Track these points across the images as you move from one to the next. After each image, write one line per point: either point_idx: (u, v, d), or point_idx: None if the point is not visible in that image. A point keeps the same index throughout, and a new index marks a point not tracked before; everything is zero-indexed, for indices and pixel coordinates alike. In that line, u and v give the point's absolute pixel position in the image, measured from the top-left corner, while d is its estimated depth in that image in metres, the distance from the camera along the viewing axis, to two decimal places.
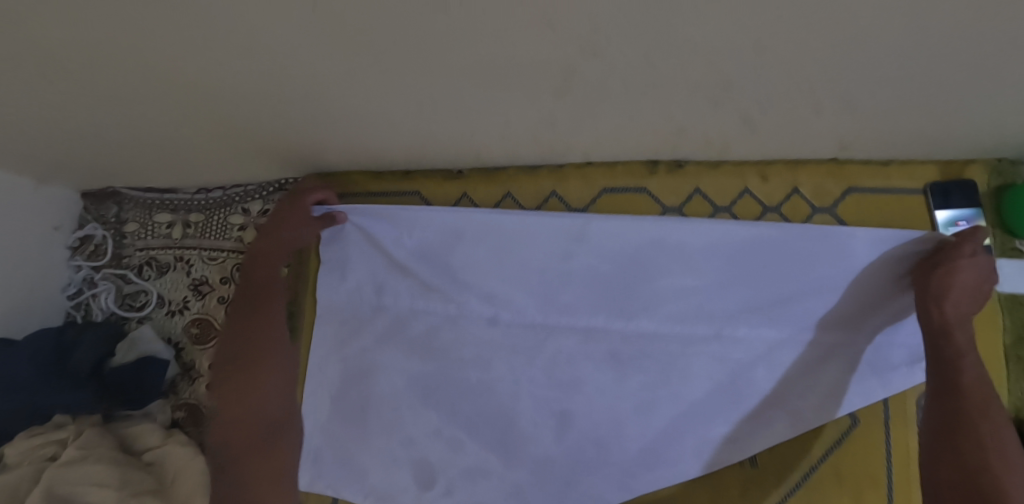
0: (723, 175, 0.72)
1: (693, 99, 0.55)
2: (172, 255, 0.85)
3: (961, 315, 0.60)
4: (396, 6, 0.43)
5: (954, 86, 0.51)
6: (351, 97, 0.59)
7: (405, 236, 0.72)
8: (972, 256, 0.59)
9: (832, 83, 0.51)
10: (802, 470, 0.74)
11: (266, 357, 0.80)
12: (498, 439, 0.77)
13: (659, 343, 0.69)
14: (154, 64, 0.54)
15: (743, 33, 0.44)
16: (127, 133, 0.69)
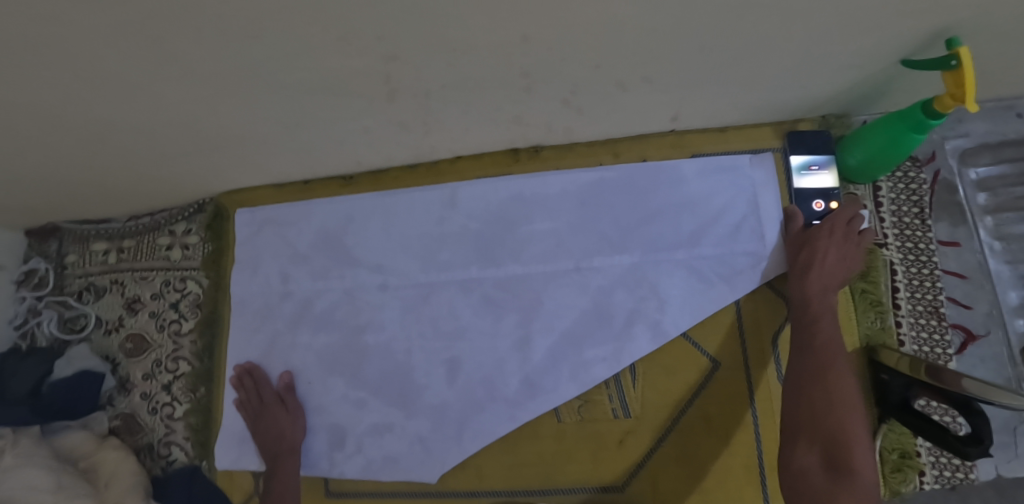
0: (579, 157, 0.73)
1: (510, 87, 0.58)
2: (107, 279, 0.87)
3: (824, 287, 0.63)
4: (193, 29, 0.46)
5: (743, 40, 0.52)
6: (214, 120, 0.62)
7: (303, 226, 0.78)
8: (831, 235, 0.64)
9: (627, 51, 0.53)
10: (671, 414, 0.66)
11: (265, 411, 0.72)
12: (398, 392, 0.71)
13: (527, 280, 0.71)
14: (23, 108, 0.57)
15: (513, 13, 0.46)
16: (39, 177, 0.72)
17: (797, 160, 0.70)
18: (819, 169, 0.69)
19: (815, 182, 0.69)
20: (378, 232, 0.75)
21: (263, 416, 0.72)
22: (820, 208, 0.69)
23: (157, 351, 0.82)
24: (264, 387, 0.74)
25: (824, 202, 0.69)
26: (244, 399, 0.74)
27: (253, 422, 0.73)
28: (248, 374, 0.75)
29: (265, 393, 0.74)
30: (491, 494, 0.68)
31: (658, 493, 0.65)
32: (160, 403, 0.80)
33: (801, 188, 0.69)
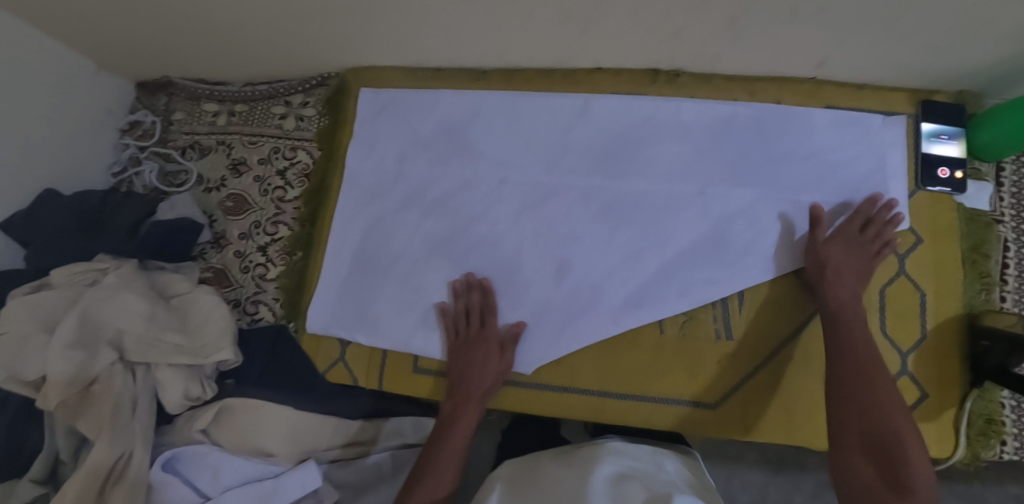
0: (715, 91, 0.74)
1: None
2: (215, 139, 0.88)
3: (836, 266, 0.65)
4: None
5: None
6: None
7: (428, 113, 0.79)
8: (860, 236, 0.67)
9: None
10: (771, 345, 0.67)
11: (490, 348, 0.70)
12: (503, 282, 0.72)
13: (649, 197, 0.72)
14: None
15: None
16: (184, 20, 0.73)
17: (927, 127, 0.71)
18: (948, 139, 0.71)
19: (943, 150, 0.71)
20: (503, 129, 0.76)
21: (479, 353, 0.69)
22: (944, 176, 0.70)
23: (256, 214, 0.83)
24: (490, 317, 0.71)
25: (949, 171, 0.70)
26: (452, 326, 0.72)
27: (463, 354, 0.70)
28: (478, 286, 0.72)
29: (490, 328, 0.71)
30: (583, 394, 0.70)
31: (749, 418, 0.67)
32: (254, 263, 0.81)
33: (929, 154, 0.71)
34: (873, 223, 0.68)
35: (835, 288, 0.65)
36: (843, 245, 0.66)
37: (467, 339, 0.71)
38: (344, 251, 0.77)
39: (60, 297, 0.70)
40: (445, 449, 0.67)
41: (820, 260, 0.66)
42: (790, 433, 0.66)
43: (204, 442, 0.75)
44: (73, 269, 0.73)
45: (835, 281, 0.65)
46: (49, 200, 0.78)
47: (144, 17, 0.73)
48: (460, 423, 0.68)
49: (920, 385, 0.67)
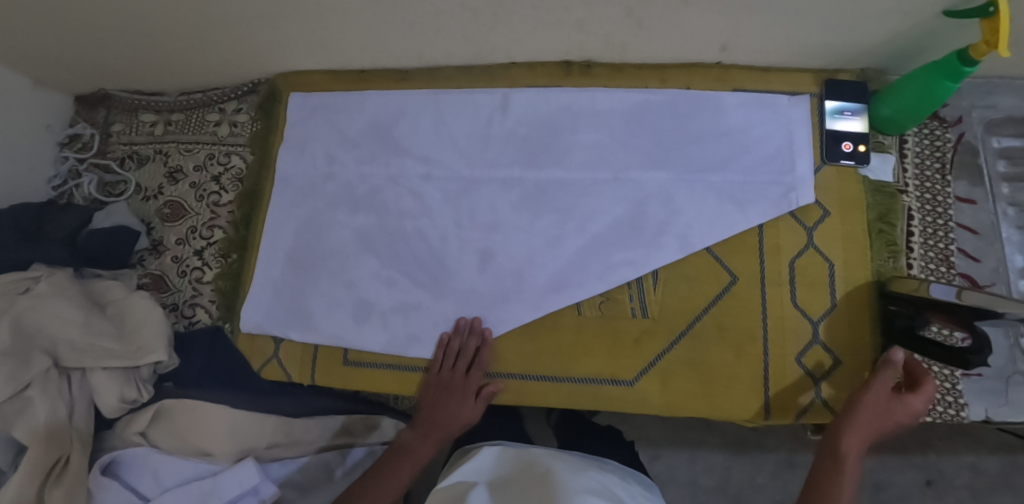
0: (627, 80, 0.77)
1: None
2: (153, 149, 0.89)
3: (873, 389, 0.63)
4: None
5: None
6: None
7: (356, 114, 0.81)
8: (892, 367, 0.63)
9: None
10: (687, 320, 0.69)
11: (463, 396, 0.71)
12: (429, 274, 0.74)
13: (565, 185, 0.74)
14: None
15: None
16: (109, 32, 0.75)
17: (831, 105, 0.74)
18: (851, 116, 0.73)
19: (847, 126, 0.73)
20: (427, 126, 0.78)
21: (454, 399, 0.71)
22: (849, 150, 0.72)
23: (193, 219, 0.84)
24: (474, 367, 0.71)
25: (853, 145, 0.73)
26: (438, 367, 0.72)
27: (438, 395, 0.72)
28: (478, 332, 0.71)
29: (472, 374, 0.71)
30: (509, 377, 0.71)
31: (668, 395, 0.68)
32: (190, 267, 0.83)
33: (834, 130, 0.73)
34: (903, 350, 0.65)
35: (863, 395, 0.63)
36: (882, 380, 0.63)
37: (446, 380, 0.71)
38: (279, 251, 0.79)
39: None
40: (394, 483, 0.71)
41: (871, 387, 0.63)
42: (707, 407, 0.68)
43: (143, 445, 0.76)
44: (9, 278, 0.74)
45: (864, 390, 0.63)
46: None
47: (70, 31, 0.75)
48: (412, 455, 0.72)
49: (832, 353, 0.69)
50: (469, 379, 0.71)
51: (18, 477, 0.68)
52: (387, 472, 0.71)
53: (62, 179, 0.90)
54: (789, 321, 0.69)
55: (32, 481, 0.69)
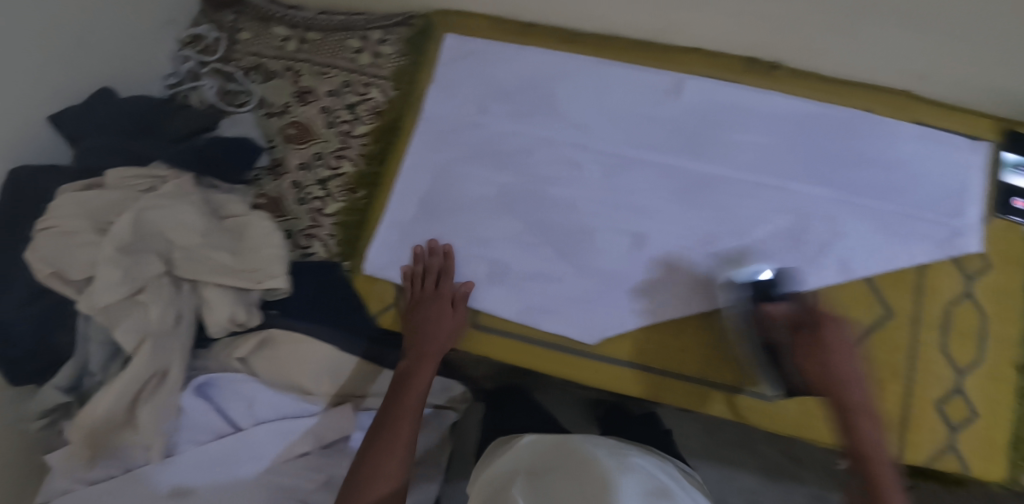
0: (802, 89, 0.72)
1: None
2: (282, 64, 0.84)
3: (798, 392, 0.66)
4: None
5: None
6: None
7: (513, 67, 0.76)
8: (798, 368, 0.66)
9: None
10: (837, 346, 0.68)
11: (438, 315, 0.69)
12: (573, 249, 0.70)
13: (728, 183, 0.71)
14: None
15: None
16: None
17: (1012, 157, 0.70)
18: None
19: None
20: (590, 94, 0.74)
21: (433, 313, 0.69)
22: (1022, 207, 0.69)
23: (319, 145, 0.80)
24: (445, 281, 0.71)
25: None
26: (420, 291, 0.71)
27: (422, 319, 0.69)
28: (441, 252, 0.72)
29: (443, 287, 0.70)
30: (646, 371, 0.68)
31: (801, 416, 0.67)
32: (311, 196, 0.78)
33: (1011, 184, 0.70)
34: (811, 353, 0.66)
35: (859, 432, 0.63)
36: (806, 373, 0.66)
37: (420, 301, 0.70)
38: (413, 196, 0.75)
39: (116, 199, 0.66)
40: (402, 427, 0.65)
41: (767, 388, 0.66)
42: (832, 434, 0.67)
43: (241, 371, 0.73)
44: (131, 172, 0.69)
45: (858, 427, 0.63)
46: (107, 101, 0.75)
47: None
48: (412, 388, 0.67)
49: (972, 405, 0.67)
50: (440, 291, 0.70)
51: (116, 382, 0.64)
52: (396, 418, 0.65)
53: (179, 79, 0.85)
54: (936, 365, 0.67)
55: (130, 389, 0.65)
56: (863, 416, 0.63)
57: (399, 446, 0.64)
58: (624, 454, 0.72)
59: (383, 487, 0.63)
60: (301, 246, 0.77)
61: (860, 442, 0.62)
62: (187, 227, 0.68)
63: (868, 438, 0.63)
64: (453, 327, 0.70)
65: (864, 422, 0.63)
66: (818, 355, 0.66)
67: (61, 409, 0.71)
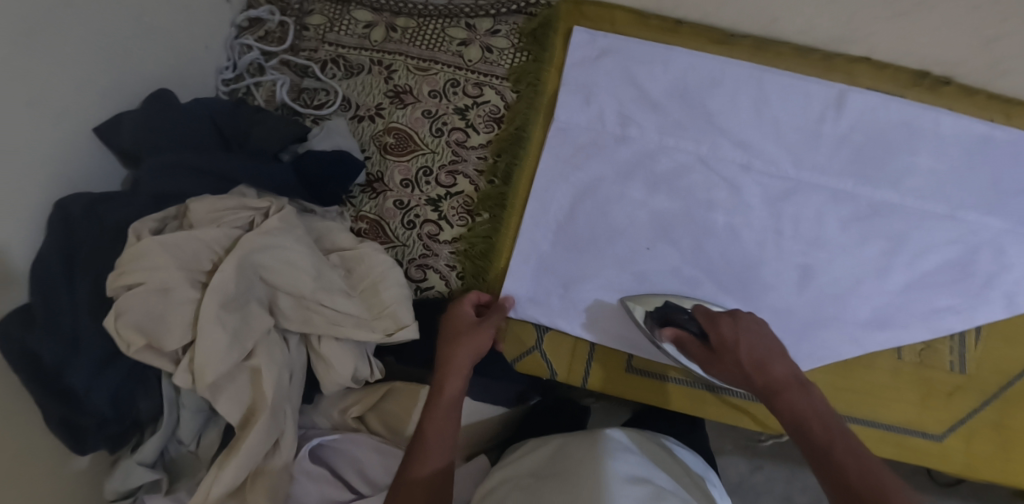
0: (973, 107, 0.65)
1: None
2: (368, 57, 0.71)
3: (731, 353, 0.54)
4: None
5: None
6: None
7: (661, 72, 0.67)
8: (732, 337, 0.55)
9: None
10: (1001, 382, 0.64)
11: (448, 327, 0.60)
12: (740, 283, 0.65)
13: (900, 211, 0.65)
14: None
15: None
16: None
17: None
18: None
19: None
20: (747, 106, 0.66)
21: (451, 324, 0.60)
22: None
23: (426, 157, 0.68)
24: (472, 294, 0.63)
25: None
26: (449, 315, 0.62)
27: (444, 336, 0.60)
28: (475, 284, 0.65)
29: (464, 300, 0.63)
30: None
31: (971, 457, 0.64)
32: (421, 218, 0.68)
33: None
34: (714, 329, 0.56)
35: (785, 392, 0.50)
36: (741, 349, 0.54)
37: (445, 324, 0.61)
38: (551, 221, 0.67)
39: (209, 241, 0.53)
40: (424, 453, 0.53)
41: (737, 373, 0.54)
42: (1005, 474, 0.64)
43: (360, 430, 0.64)
44: (223, 203, 0.56)
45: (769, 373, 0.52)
46: (171, 111, 0.62)
47: None
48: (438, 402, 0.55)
49: None
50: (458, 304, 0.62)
51: (231, 463, 0.53)
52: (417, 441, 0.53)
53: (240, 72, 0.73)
54: None
55: (243, 472, 0.54)
56: (796, 392, 0.50)
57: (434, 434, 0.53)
58: (619, 449, 0.57)
59: (433, 467, 0.52)
60: (417, 278, 0.67)
61: (795, 417, 0.48)
62: (298, 270, 0.56)
63: (820, 423, 0.47)
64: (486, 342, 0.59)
65: (799, 399, 0.49)
66: (740, 340, 0.54)
67: (147, 483, 0.59)
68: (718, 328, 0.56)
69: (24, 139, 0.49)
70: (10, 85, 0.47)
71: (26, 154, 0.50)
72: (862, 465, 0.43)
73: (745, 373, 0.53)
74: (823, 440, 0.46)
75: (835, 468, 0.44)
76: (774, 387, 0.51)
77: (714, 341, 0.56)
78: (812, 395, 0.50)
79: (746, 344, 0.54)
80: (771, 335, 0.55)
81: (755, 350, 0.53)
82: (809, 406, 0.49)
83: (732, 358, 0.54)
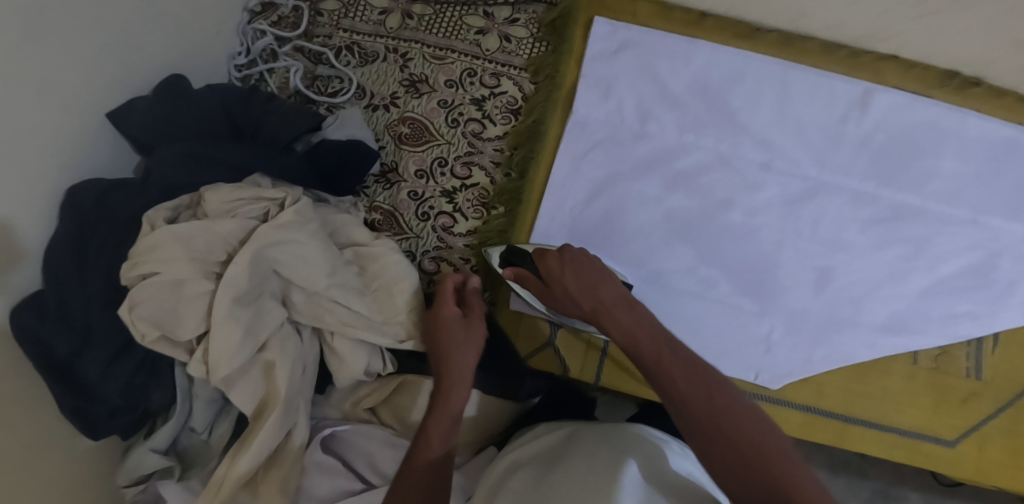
0: (1001, 110, 0.64)
1: None
2: (383, 45, 0.70)
3: (559, 276, 0.58)
4: None
5: None
6: None
7: (682, 66, 0.65)
8: (557, 263, 0.59)
9: None
10: (1018, 389, 0.63)
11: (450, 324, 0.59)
12: (755, 284, 0.65)
13: (922, 214, 0.64)
14: None
15: None
16: None
17: None
18: None
19: None
20: (770, 103, 0.65)
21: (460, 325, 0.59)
22: None
23: (441, 148, 0.68)
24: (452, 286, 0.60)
25: None
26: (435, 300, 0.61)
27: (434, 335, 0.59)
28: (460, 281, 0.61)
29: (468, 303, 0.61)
30: (827, 415, 0.64)
31: (983, 463, 0.63)
32: (436, 210, 0.67)
33: None
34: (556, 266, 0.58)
35: (618, 317, 0.54)
36: (570, 267, 0.58)
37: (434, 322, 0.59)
38: (568, 219, 0.66)
39: (220, 234, 0.52)
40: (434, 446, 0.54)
41: (579, 304, 0.57)
42: (1015, 481, 0.63)
43: (372, 423, 0.64)
44: (236, 194, 0.55)
45: (611, 308, 0.55)
46: (187, 98, 0.62)
47: None
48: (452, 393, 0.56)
49: None
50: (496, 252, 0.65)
51: (244, 454, 0.53)
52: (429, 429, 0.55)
53: (253, 58, 0.72)
54: None
55: (257, 459, 0.54)
56: (623, 310, 0.55)
57: (447, 418, 0.55)
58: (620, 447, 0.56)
59: (438, 451, 0.53)
60: (431, 271, 0.67)
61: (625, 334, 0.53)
62: (311, 265, 0.55)
63: (645, 341, 0.52)
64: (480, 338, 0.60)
65: (625, 318, 0.54)
66: (566, 268, 0.58)
67: (158, 470, 0.60)
68: (546, 262, 0.59)
69: (32, 126, 0.48)
70: (24, 69, 0.46)
71: (34, 140, 0.48)
72: (681, 364, 0.49)
73: (574, 302, 0.57)
74: (648, 352, 0.51)
75: (662, 376, 0.49)
76: (597, 310, 0.56)
77: (545, 276, 0.59)
78: (636, 311, 0.55)
79: (573, 275, 0.57)
80: (599, 263, 0.60)
81: (580, 271, 0.58)
82: (633, 327, 0.53)
83: (562, 288, 0.57)
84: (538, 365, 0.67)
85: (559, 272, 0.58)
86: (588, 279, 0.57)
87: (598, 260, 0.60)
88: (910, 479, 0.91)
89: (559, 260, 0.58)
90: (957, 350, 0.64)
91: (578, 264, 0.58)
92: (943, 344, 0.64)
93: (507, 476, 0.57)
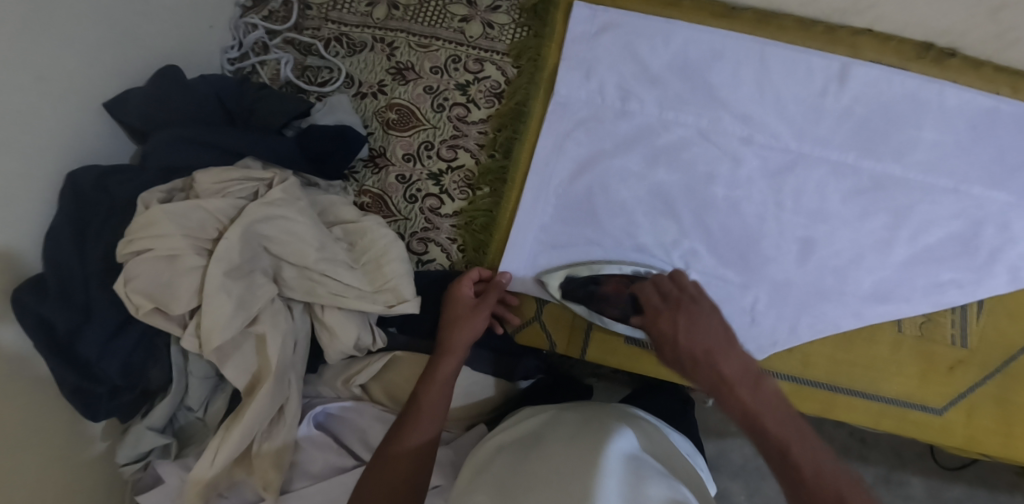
0: (979, 80, 0.65)
1: None
2: (370, 35, 0.72)
3: (677, 333, 0.56)
4: None
5: None
6: None
7: (662, 46, 0.67)
8: (675, 325, 0.56)
9: None
10: (1003, 355, 0.64)
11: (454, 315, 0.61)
12: (739, 256, 0.66)
13: (903, 184, 0.65)
14: None
15: None
16: None
17: None
18: None
19: None
20: (750, 79, 0.66)
21: (464, 315, 0.61)
22: None
23: (427, 133, 0.70)
24: (463, 285, 0.63)
25: None
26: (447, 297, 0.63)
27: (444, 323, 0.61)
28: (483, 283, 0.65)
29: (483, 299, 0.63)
30: (812, 384, 0.65)
31: (973, 429, 0.64)
32: (423, 192, 0.69)
33: None
34: (664, 313, 0.58)
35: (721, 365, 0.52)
36: (685, 318, 0.56)
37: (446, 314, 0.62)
38: (555, 198, 0.67)
39: (212, 212, 0.54)
40: (419, 432, 0.55)
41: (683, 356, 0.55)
42: (1006, 448, 0.63)
43: (364, 400, 0.66)
44: (228, 174, 0.57)
45: (717, 359, 0.53)
46: (183, 85, 0.65)
47: None
48: (442, 368, 0.58)
49: None
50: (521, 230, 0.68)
51: (236, 427, 0.55)
52: (414, 416, 0.56)
53: (245, 50, 0.74)
54: None
55: (253, 429, 0.56)
56: (744, 386, 0.50)
57: (436, 388, 0.57)
58: (597, 431, 0.56)
59: (422, 437, 0.54)
60: (420, 251, 0.69)
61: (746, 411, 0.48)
62: (301, 242, 0.57)
63: (770, 418, 0.47)
64: (483, 325, 0.61)
65: (746, 393, 0.49)
66: (682, 329, 0.56)
67: (157, 447, 0.61)
68: (660, 325, 0.57)
69: (31, 111, 0.50)
70: (23, 52, 0.48)
71: (32, 126, 0.50)
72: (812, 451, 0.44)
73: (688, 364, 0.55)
74: (778, 436, 0.45)
75: (786, 459, 0.44)
76: (721, 383, 0.51)
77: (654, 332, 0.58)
78: (760, 391, 0.49)
79: (687, 340, 0.55)
80: (721, 323, 0.56)
81: (700, 341, 0.54)
82: (757, 404, 0.48)
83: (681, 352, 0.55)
84: (528, 339, 0.68)
85: (673, 324, 0.57)
86: (697, 330, 0.55)
87: (720, 317, 0.57)
88: (913, 463, 0.91)
89: (675, 315, 0.57)
90: (943, 319, 0.65)
91: (696, 322, 0.56)
92: (928, 312, 0.65)
93: (491, 459, 0.57)
